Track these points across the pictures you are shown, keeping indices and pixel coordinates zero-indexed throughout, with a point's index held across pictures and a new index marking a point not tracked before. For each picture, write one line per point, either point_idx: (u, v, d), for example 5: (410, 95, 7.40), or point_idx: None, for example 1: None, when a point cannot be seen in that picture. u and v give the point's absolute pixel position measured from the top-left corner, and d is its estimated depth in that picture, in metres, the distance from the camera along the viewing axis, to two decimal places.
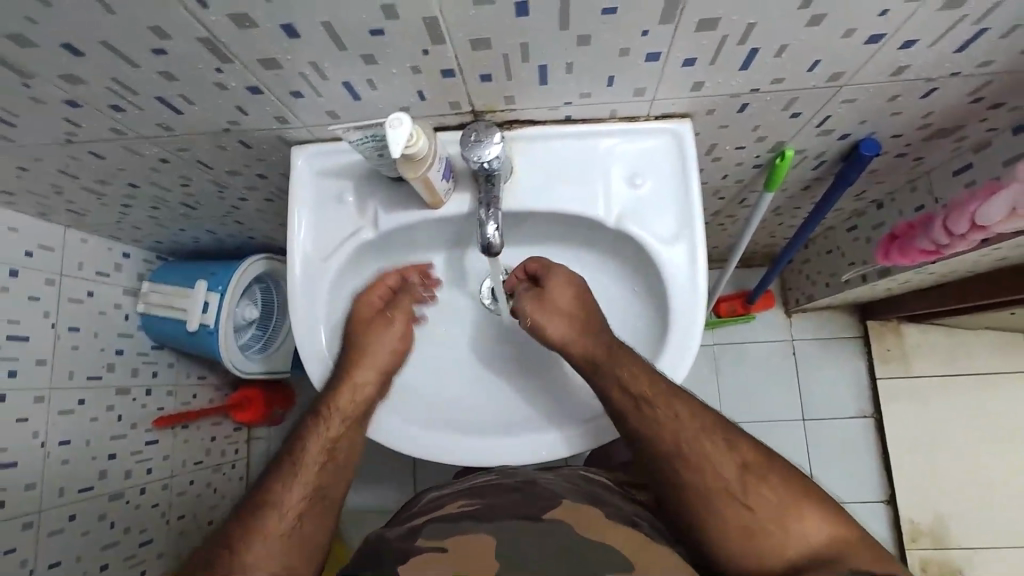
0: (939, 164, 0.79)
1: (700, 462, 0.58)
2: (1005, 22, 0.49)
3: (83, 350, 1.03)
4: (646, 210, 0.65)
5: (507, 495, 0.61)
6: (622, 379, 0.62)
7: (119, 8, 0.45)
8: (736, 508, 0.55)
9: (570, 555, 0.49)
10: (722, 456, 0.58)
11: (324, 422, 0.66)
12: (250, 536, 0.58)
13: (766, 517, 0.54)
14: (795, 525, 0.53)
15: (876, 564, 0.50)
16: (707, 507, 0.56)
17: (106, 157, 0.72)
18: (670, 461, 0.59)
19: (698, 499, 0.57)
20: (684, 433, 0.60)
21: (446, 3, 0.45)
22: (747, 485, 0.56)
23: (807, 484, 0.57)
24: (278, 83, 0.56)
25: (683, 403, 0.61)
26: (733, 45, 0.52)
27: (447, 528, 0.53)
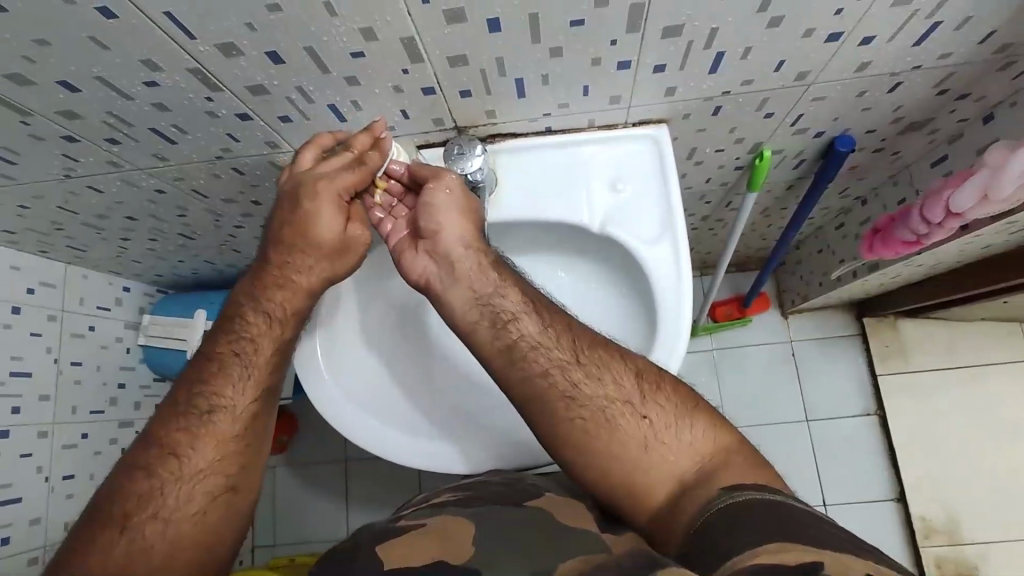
0: (916, 157, 0.81)
1: (603, 413, 0.56)
2: (957, 14, 0.52)
3: (86, 384, 1.04)
4: (628, 215, 0.67)
5: (492, 486, 0.61)
6: (525, 341, 0.59)
7: (112, 44, 0.47)
8: (638, 430, 0.55)
9: (549, 538, 0.49)
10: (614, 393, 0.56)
11: (253, 358, 0.61)
12: (171, 469, 0.55)
13: (663, 449, 0.54)
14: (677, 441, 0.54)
15: (745, 470, 0.51)
16: (607, 453, 0.55)
17: (104, 191, 0.74)
18: (571, 415, 0.56)
19: (605, 447, 0.55)
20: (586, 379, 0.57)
21: (422, 23, 0.48)
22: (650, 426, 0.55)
23: (686, 399, 0.57)
24: (266, 108, 0.58)
25: (586, 343, 0.59)
26: (700, 50, 0.54)
27: (432, 513, 0.55)
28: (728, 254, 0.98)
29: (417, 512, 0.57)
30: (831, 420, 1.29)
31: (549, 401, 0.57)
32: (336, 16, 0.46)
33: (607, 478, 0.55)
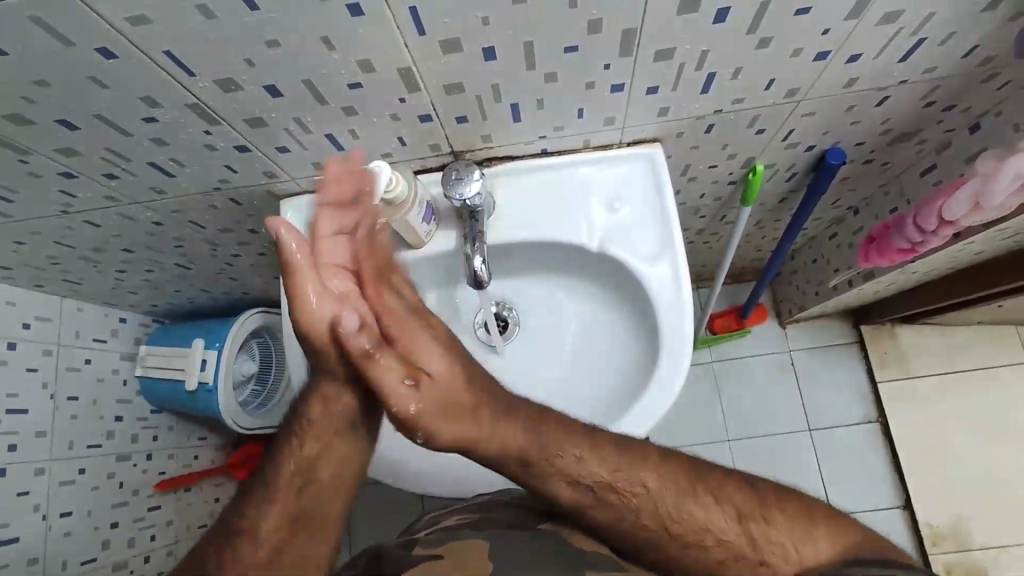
0: (905, 167, 0.82)
1: (683, 524, 0.54)
2: (939, 31, 0.53)
3: (83, 418, 1.03)
4: (627, 233, 0.67)
5: (506, 506, 0.61)
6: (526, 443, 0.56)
7: (111, 82, 0.47)
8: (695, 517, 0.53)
9: (562, 562, 0.51)
10: (708, 513, 0.54)
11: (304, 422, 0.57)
12: (248, 524, 0.55)
13: (770, 554, 0.51)
14: (789, 549, 0.50)
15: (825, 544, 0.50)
16: (708, 565, 0.52)
17: (101, 225, 0.74)
18: (656, 534, 0.54)
19: (694, 558, 0.53)
20: (655, 494, 0.55)
21: (419, 54, 0.49)
22: (753, 536, 0.52)
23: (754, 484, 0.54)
24: (264, 140, 0.59)
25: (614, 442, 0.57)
26: (691, 72, 0.55)
27: (443, 537, 0.55)
28: (724, 267, 0.98)
29: (424, 536, 0.56)
30: (834, 429, 1.28)
31: (626, 522, 0.55)
32: (334, 50, 0.47)
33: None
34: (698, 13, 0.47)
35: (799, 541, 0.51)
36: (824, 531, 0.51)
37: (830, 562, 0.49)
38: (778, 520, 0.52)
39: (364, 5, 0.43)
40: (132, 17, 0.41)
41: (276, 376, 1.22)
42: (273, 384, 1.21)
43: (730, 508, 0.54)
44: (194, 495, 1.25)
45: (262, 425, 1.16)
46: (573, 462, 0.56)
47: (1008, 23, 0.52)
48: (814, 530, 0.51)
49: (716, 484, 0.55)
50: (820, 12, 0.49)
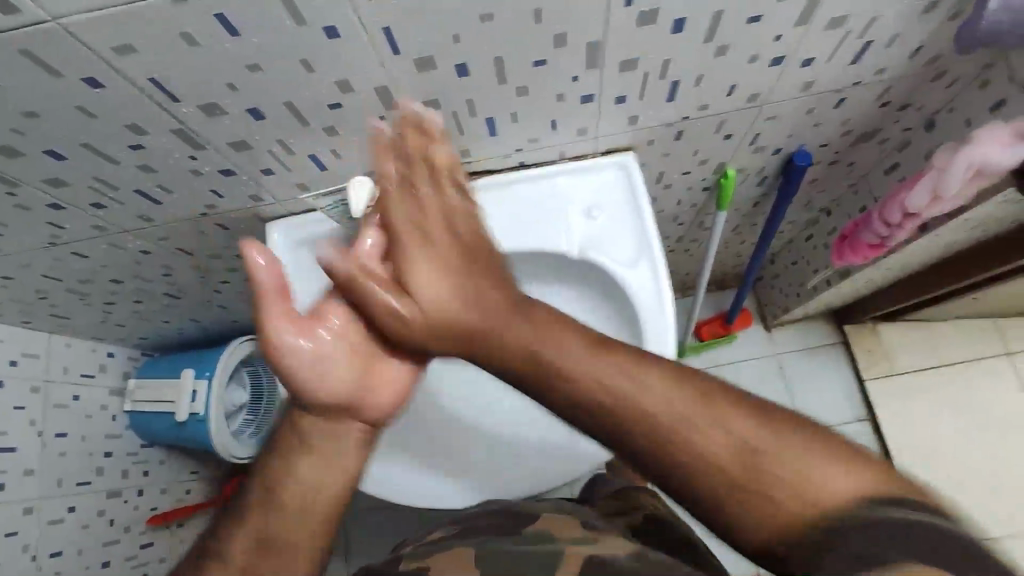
0: (870, 166, 0.86)
1: (677, 438, 0.39)
2: (885, 33, 0.56)
3: (72, 456, 1.02)
4: (606, 238, 0.69)
5: (488, 516, 0.60)
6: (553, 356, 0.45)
7: (99, 111, 0.49)
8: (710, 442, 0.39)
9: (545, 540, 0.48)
10: (713, 433, 0.39)
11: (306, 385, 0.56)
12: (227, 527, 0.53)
13: (774, 476, 0.37)
14: (790, 467, 0.37)
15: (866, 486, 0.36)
16: (704, 478, 0.38)
17: (89, 255, 0.75)
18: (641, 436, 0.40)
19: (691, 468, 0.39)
20: (645, 398, 0.41)
21: (394, 73, 0.51)
22: (753, 460, 0.38)
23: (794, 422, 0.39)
24: (249, 162, 0.60)
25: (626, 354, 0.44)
26: (656, 80, 0.58)
27: (430, 548, 0.52)
28: (704, 272, 1.01)
29: (411, 551, 0.52)
30: None
31: (603, 407, 0.42)
32: (314, 72, 0.49)
33: (699, 495, 0.39)
34: (657, 24, 0.50)
35: (813, 464, 0.37)
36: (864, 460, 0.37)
37: (854, 503, 0.35)
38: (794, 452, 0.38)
39: (340, 28, 0.45)
40: (120, 48, 0.43)
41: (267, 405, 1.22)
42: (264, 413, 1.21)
43: (750, 420, 0.39)
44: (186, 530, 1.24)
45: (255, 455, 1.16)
46: (559, 364, 0.44)
47: (948, 24, 0.56)
48: (840, 455, 0.37)
49: (720, 387, 0.41)
50: (771, 19, 0.52)
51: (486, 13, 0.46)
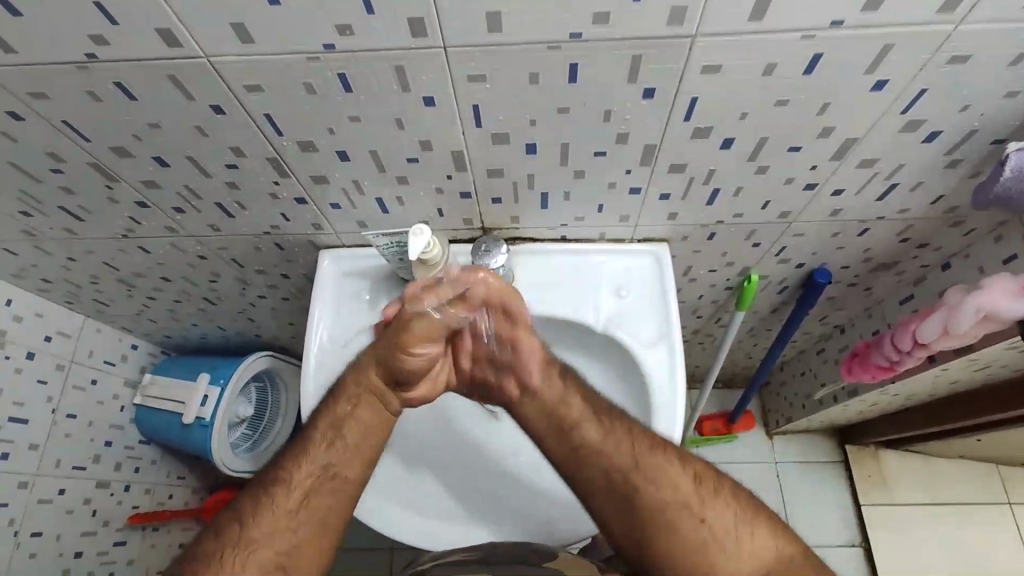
0: (887, 295, 0.90)
1: (727, 557, 0.58)
2: (909, 179, 0.62)
3: (74, 439, 1.04)
4: (630, 318, 0.74)
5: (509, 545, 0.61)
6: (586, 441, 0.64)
7: (212, 133, 0.56)
8: (693, 524, 0.60)
9: None
10: (669, 473, 0.62)
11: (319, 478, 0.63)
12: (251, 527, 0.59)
13: (746, 547, 0.59)
14: (751, 540, 0.59)
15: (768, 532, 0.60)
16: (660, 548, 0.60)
17: (152, 252, 0.81)
18: (694, 527, 0.60)
19: (707, 565, 0.58)
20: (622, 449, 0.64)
21: (472, 142, 0.57)
22: (700, 497, 0.61)
23: (751, 502, 0.62)
24: (322, 195, 0.67)
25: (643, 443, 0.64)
26: (699, 185, 0.64)
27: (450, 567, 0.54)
28: (714, 367, 1.03)
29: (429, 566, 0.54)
30: (818, 549, 1.27)
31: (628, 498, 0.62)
32: (403, 129, 0.56)
33: (657, 546, 0.60)
34: (708, 138, 0.57)
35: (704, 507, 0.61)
36: (779, 534, 0.60)
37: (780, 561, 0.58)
38: (762, 530, 0.60)
39: (436, 99, 0.52)
40: (250, 86, 0.50)
41: (268, 422, 1.24)
42: (264, 430, 1.23)
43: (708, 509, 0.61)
44: (160, 536, 1.22)
45: (248, 469, 1.17)
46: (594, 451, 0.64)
47: (966, 181, 0.62)
48: (762, 527, 0.60)
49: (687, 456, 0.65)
50: (809, 152, 0.58)
51: (563, 107, 0.53)
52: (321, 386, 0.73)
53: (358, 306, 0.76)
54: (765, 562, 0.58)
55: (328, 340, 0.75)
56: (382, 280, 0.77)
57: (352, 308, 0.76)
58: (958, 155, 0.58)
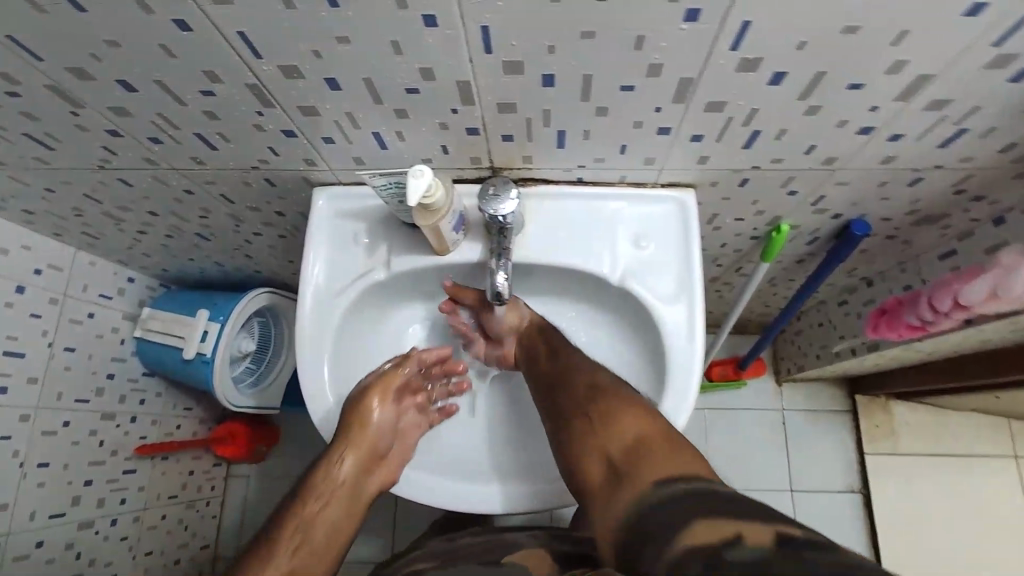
0: (927, 249, 0.84)
1: (615, 428, 0.56)
2: (982, 125, 0.54)
3: (75, 372, 1.03)
4: (648, 271, 0.68)
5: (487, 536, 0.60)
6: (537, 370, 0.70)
7: (180, 53, 0.49)
8: (581, 415, 0.60)
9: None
10: (586, 373, 0.64)
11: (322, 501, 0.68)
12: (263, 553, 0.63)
13: (619, 432, 0.56)
14: (622, 427, 0.56)
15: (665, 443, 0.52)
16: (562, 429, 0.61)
17: (134, 185, 0.75)
18: (598, 456, 0.55)
19: (586, 450, 0.57)
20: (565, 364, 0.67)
21: (480, 71, 0.50)
22: (596, 396, 0.61)
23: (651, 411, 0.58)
24: (312, 127, 0.59)
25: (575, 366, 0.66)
26: (738, 127, 0.56)
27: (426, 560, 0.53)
28: (731, 318, 0.99)
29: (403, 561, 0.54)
30: (817, 495, 1.28)
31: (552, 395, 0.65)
32: (401, 54, 0.48)
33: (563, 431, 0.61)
34: (755, 72, 0.48)
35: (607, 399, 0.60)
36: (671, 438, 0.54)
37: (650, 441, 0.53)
38: (639, 417, 0.57)
39: (437, 18, 0.44)
40: None
41: (271, 358, 1.23)
42: (267, 365, 1.22)
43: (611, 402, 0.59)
44: (169, 464, 1.24)
45: (252, 405, 1.17)
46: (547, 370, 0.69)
47: None
48: (647, 421, 0.56)
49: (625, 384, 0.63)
50: (872, 89, 0.50)
51: (587, 31, 0.45)
52: (316, 332, 0.69)
53: (356, 250, 0.71)
54: (629, 445, 0.54)
55: (323, 285, 0.70)
56: (381, 222, 0.71)
57: (348, 251, 0.71)
58: None
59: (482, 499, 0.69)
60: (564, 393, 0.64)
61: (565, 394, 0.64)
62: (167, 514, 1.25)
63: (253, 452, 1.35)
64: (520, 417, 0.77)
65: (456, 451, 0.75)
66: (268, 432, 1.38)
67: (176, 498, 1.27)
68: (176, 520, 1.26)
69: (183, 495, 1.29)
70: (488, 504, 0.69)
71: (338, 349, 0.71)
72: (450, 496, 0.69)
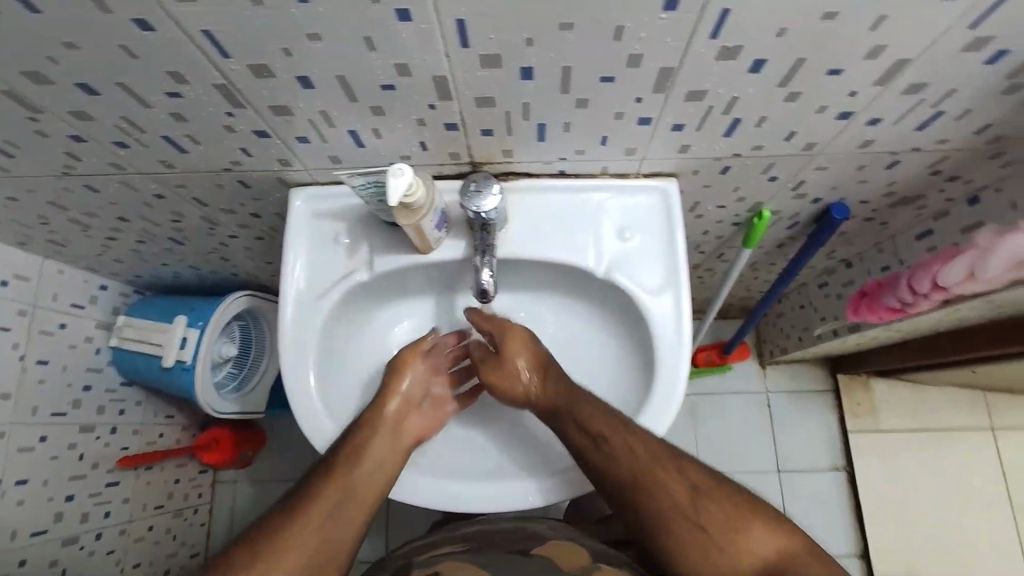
0: (903, 229, 0.85)
1: (741, 546, 0.55)
2: (957, 107, 0.55)
3: (50, 385, 0.99)
4: (634, 262, 0.68)
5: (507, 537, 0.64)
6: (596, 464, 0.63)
7: (143, 54, 0.46)
8: (690, 525, 0.57)
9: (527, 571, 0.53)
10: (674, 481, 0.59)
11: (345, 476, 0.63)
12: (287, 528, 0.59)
13: (745, 547, 0.55)
14: (749, 545, 0.55)
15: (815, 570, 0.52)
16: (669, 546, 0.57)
17: (100, 190, 0.72)
18: (685, 524, 0.57)
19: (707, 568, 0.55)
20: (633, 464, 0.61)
21: (456, 65, 0.48)
22: (698, 503, 0.57)
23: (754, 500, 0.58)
24: (285, 127, 0.58)
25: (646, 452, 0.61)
26: (719, 115, 0.56)
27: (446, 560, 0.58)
28: (714, 304, 0.99)
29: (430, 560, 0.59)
30: (802, 473, 1.31)
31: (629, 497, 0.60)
32: (374, 50, 0.47)
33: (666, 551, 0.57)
34: (735, 61, 0.48)
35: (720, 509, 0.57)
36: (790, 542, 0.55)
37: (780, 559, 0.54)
38: (758, 526, 0.56)
39: (411, 12, 0.43)
40: None
41: (254, 361, 1.20)
42: (250, 369, 1.20)
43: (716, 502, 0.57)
44: (153, 474, 1.22)
45: (236, 410, 1.14)
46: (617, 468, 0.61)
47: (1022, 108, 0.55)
48: (765, 525, 0.56)
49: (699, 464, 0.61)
50: (851, 74, 0.50)
51: (565, 23, 0.44)
52: (299, 337, 0.68)
53: (337, 251, 0.69)
54: (764, 563, 0.54)
55: (305, 289, 0.69)
56: (361, 222, 0.70)
57: (329, 253, 0.69)
58: (1020, 78, 0.50)
59: (499, 498, 0.68)
60: (653, 499, 0.59)
61: (656, 500, 0.58)
62: (154, 524, 1.22)
63: (239, 456, 1.33)
64: (518, 416, 0.77)
65: (460, 453, 0.74)
66: (254, 436, 1.37)
67: (162, 507, 1.25)
68: (164, 530, 1.24)
69: (169, 504, 1.27)
70: (492, 503, 0.68)
71: (323, 353, 0.70)
72: (466, 499, 0.68)
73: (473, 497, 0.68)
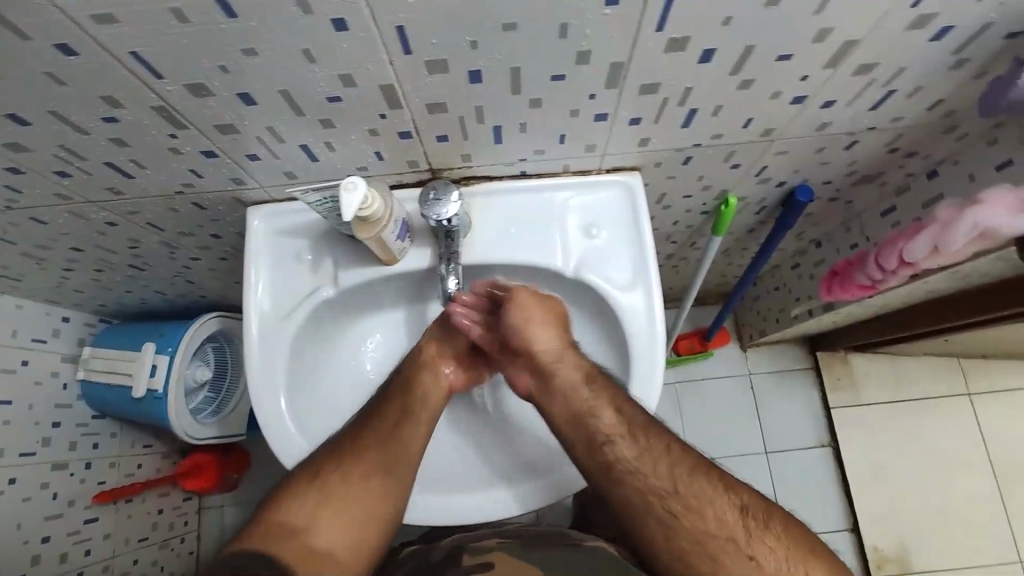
0: (868, 207, 0.85)
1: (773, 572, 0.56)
2: (908, 85, 0.55)
3: (15, 425, 0.96)
4: (602, 258, 0.67)
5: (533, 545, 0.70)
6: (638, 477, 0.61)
7: (69, 78, 0.44)
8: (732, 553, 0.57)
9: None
10: (718, 500, 0.60)
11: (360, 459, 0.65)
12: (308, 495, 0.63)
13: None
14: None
15: None
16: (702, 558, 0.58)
17: (48, 222, 0.70)
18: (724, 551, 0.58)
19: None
20: (675, 470, 0.61)
21: (401, 72, 0.47)
22: (747, 527, 0.58)
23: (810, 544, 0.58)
24: (234, 146, 0.56)
25: (682, 469, 0.61)
26: (674, 107, 0.56)
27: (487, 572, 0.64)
28: (689, 293, 1.00)
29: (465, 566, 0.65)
30: (790, 452, 1.32)
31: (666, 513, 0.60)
32: (314, 62, 0.45)
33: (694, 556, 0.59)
34: (685, 52, 0.48)
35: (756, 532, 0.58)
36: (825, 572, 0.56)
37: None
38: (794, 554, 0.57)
39: (347, 21, 0.41)
40: (99, 16, 0.39)
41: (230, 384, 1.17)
42: (227, 392, 1.17)
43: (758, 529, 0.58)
44: (134, 507, 1.18)
45: (214, 435, 1.12)
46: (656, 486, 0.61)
47: (971, 82, 0.55)
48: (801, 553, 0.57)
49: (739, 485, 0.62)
50: (800, 59, 0.50)
51: (508, 23, 0.43)
52: (266, 359, 0.66)
53: (300, 268, 0.68)
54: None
55: (268, 308, 0.67)
56: (323, 237, 0.68)
57: (291, 271, 0.68)
58: (967, 52, 0.51)
59: (487, 508, 0.69)
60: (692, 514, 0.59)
61: (696, 531, 0.59)
62: (139, 558, 1.19)
63: (224, 481, 1.30)
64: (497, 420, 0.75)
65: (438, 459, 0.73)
66: (237, 458, 1.34)
67: (146, 540, 1.21)
68: (150, 562, 1.21)
69: (153, 536, 1.24)
70: (487, 513, 0.68)
71: (292, 375, 0.68)
72: (456, 512, 0.68)
73: (461, 509, 0.68)
